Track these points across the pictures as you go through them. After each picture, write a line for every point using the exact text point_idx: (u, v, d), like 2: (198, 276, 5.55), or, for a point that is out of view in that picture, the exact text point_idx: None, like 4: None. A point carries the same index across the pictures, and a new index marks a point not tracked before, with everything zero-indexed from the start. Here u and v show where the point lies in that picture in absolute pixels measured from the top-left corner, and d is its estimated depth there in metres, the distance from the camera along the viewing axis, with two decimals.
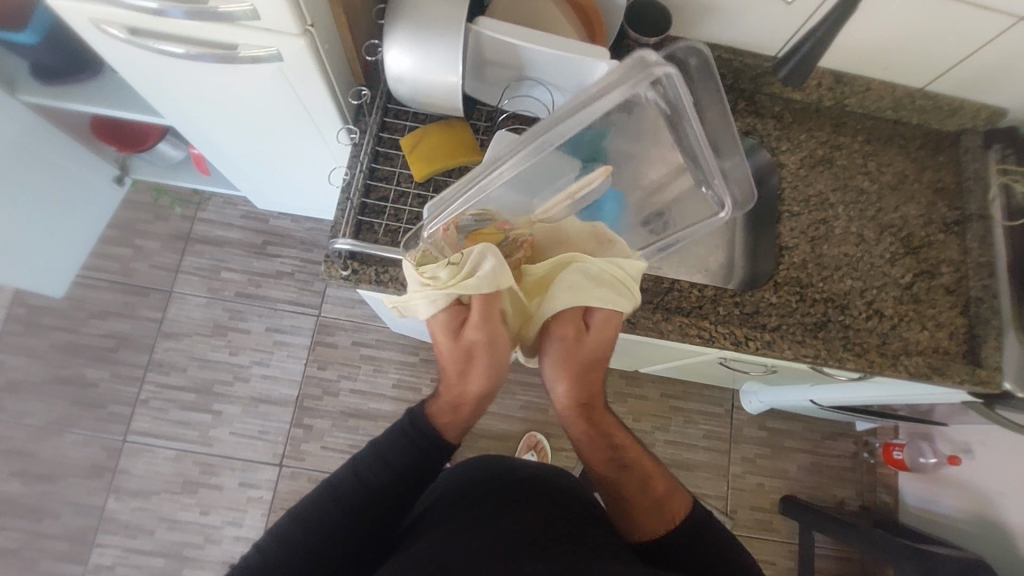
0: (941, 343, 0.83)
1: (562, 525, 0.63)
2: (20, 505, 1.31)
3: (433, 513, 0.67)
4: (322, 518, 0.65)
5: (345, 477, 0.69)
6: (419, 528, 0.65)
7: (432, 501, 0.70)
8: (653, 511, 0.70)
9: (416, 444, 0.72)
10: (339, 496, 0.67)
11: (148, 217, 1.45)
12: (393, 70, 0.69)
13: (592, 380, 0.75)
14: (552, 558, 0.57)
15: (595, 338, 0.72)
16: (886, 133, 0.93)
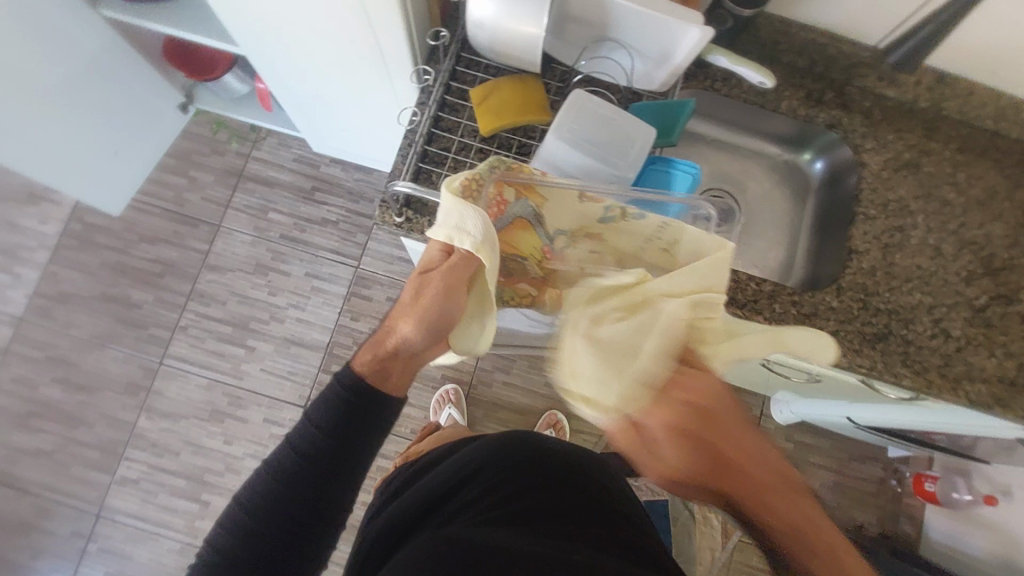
0: (1009, 373, 0.78)
1: (597, 517, 0.62)
2: (58, 410, 1.37)
3: (458, 498, 0.64)
4: (294, 480, 0.61)
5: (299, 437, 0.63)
6: (441, 515, 0.62)
7: (462, 477, 0.67)
8: None
9: (351, 410, 0.62)
10: (284, 478, 0.61)
11: (205, 149, 1.47)
12: (475, 14, 0.66)
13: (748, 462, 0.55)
14: (593, 554, 0.56)
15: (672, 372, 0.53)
16: (981, 144, 0.86)
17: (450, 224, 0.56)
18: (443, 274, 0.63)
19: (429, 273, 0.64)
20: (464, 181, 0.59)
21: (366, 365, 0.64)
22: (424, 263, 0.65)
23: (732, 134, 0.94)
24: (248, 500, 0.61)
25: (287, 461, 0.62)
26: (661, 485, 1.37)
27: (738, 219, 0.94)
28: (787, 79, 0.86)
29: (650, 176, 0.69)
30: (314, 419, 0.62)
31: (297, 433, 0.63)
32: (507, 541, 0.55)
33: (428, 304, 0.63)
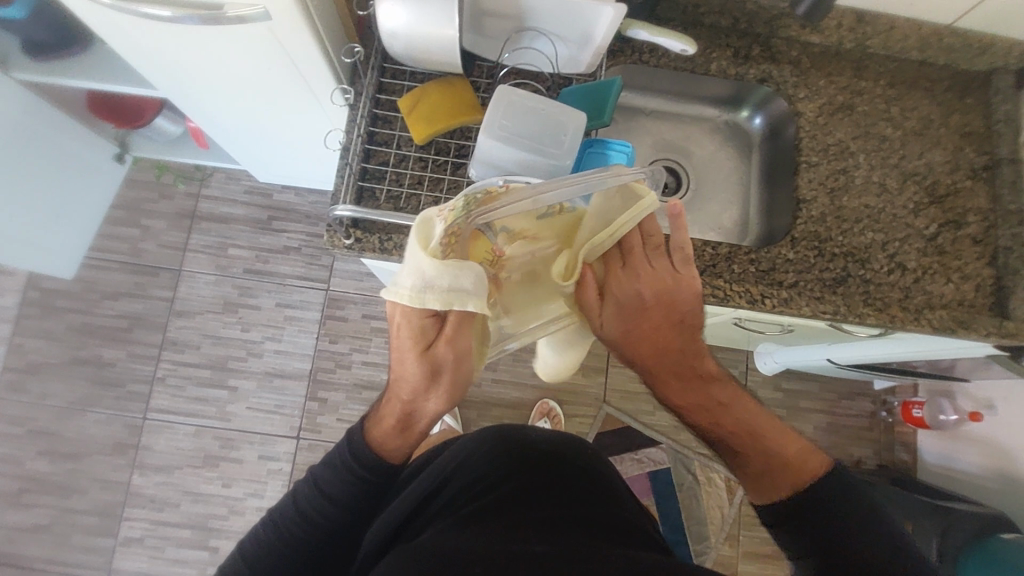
0: (967, 296, 0.80)
1: (570, 503, 0.63)
2: (49, 483, 1.34)
3: (440, 498, 0.68)
4: (295, 537, 0.65)
5: (302, 496, 0.66)
6: (426, 516, 0.66)
7: (443, 481, 0.70)
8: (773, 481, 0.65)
9: (357, 480, 0.64)
10: (286, 536, 0.65)
11: (153, 196, 1.44)
12: (388, 25, 0.66)
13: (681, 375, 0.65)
14: (561, 542, 0.56)
15: (657, 298, 0.62)
16: (911, 75, 0.88)
17: (446, 288, 0.48)
18: (451, 346, 0.54)
19: (433, 351, 0.54)
20: (442, 237, 0.50)
21: (387, 443, 0.62)
22: (418, 335, 0.53)
23: (670, 102, 0.94)
24: (252, 553, 0.65)
25: (292, 524, 0.65)
26: (661, 454, 1.39)
27: (689, 185, 0.94)
28: (712, 41, 0.85)
29: (589, 159, 0.68)
30: (319, 483, 0.65)
31: (301, 491, 0.67)
32: (485, 528, 0.58)
33: (450, 381, 0.56)
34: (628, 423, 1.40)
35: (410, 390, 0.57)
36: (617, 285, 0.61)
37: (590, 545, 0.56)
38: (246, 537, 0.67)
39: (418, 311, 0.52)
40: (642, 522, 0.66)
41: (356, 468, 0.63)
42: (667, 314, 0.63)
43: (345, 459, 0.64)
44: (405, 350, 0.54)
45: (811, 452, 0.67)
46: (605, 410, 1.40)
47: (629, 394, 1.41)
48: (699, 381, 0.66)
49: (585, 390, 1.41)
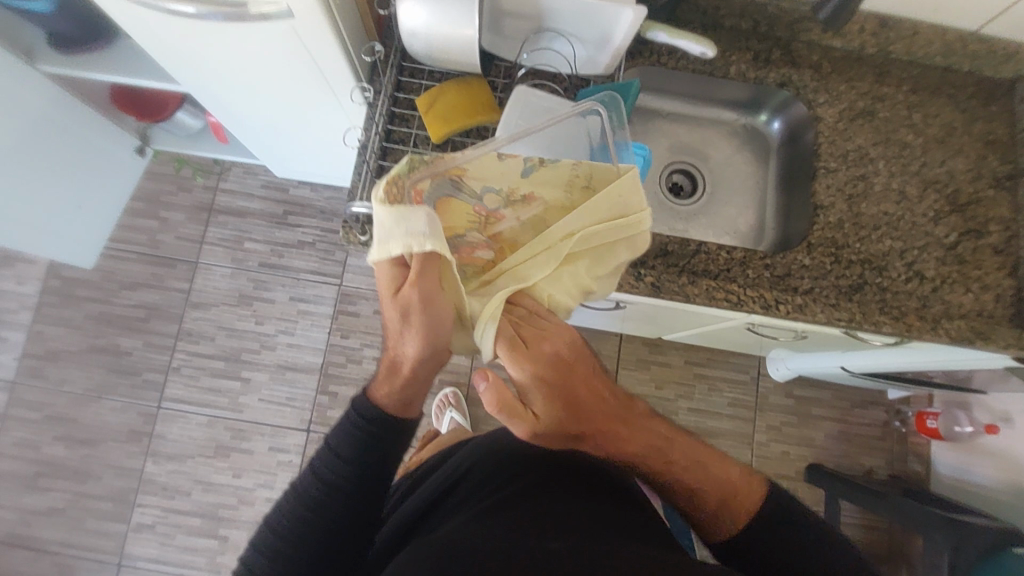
0: (986, 307, 0.78)
1: (588, 502, 0.64)
2: (65, 467, 1.37)
3: (458, 493, 0.69)
4: (319, 505, 0.62)
5: (321, 461, 0.64)
6: (443, 511, 0.67)
7: (462, 476, 0.71)
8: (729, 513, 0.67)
9: (371, 439, 0.62)
10: (308, 503, 0.63)
11: (171, 188, 1.46)
12: (407, 24, 0.66)
13: (622, 421, 0.62)
14: (579, 540, 0.57)
15: (575, 363, 0.57)
16: (933, 82, 0.86)
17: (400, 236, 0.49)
18: (421, 285, 0.52)
19: (401, 292, 0.53)
20: (387, 186, 0.49)
21: (386, 396, 0.61)
22: (389, 280, 0.53)
23: (688, 105, 0.94)
24: (279, 524, 0.63)
25: (313, 489, 0.63)
26: None
27: (704, 189, 0.93)
28: (732, 44, 0.84)
29: None
30: (335, 447, 0.63)
31: (317, 459, 0.64)
32: (502, 524, 0.59)
33: (423, 322, 0.54)
34: None
35: (390, 336, 0.56)
36: (546, 349, 0.55)
37: (607, 543, 0.56)
38: (269, 513, 0.65)
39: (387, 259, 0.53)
40: (656, 522, 0.66)
41: (370, 428, 0.62)
42: (590, 372, 0.58)
43: (353, 419, 0.62)
44: (382, 303, 0.54)
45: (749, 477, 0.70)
46: None
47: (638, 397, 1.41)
48: (635, 424, 0.63)
49: None
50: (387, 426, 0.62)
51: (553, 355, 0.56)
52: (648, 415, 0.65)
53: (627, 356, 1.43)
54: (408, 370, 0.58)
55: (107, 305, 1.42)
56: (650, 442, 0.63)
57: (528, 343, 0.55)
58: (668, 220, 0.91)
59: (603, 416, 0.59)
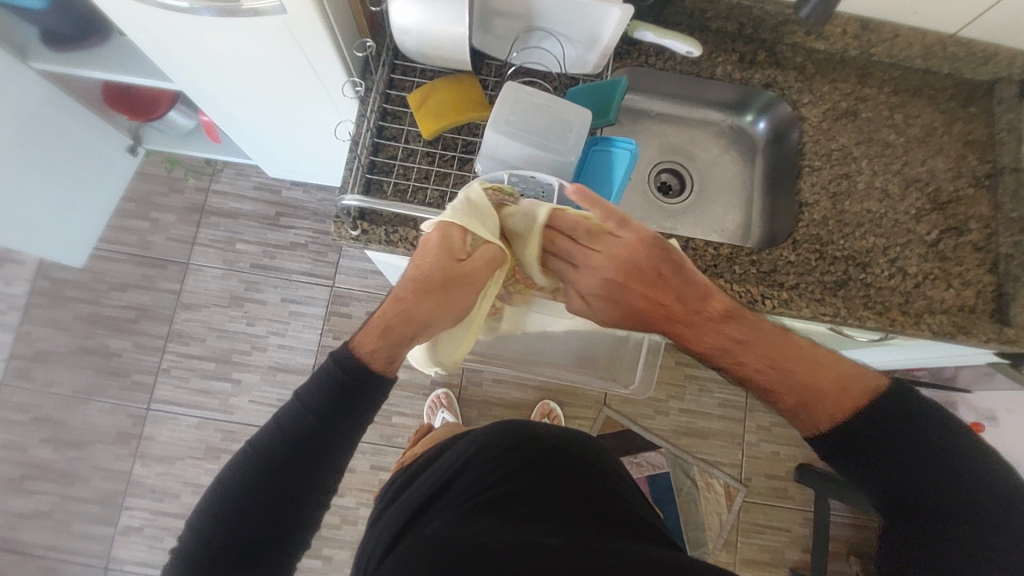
0: (968, 301, 0.80)
1: (581, 501, 0.64)
2: (52, 470, 1.36)
3: (450, 492, 0.68)
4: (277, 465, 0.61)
5: (286, 418, 0.62)
6: (434, 509, 0.66)
7: (454, 472, 0.70)
8: (819, 408, 0.60)
9: (343, 395, 0.60)
10: (265, 464, 0.61)
11: (164, 190, 1.46)
12: (399, 22, 0.67)
13: (685, 321, 0.66)
14: (571, 536, 0.57)
15: (630, 272, 0.66)
16: (914, 84, 0.89)
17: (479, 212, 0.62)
18: (463, 267, 0.63)
19: (460, 264, 0.63)
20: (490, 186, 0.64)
21: (372, 350, 0.61)
22: (451, 247, 0.62)
23: (677, 106, 0.96)
24: (227, 484, 0.61)
25: (269, 444, 0.62)
26: (660, 457, 1.40)
27: (693, 188, 0.95)
28: (718, 46, 0.86)
29: (594, 157, 0.70)
30: (302, 399, 0.61)
31: (283, 413, 0.62)
32: (495, 523, 0.59)
33: (457, 300, 0.63)
34: (628, 426, 1.41)
35: (417, 291, 0.62)
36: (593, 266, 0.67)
37: (601, 541, 0.57)
38: (218, 473, 0.63)
39: (461, 228, 0.63)
40: (648, 517, 0.67)
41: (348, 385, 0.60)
42: (648, 280, 0.66)
43: (330, 370, 0.60)
44: (424, 252, 0.63)
45: (856, 384, 0.60)
46: (605, 413, 1.41)
47: (629, 397, 1.42)
48: (702, 324, 0.65)
49: (586, 392, 1.42)
50: (368, 386, 0.61)
51: (602, 269, 0.66)
52: (722, 316, 0.64)
53: None
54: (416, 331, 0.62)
55: (96, 306, 1.41)
56: (717, 344, 0.65)
57: (577, 265, 0.68)
58: (657, 218, 0.92)
59: (657, 310, 0.67)
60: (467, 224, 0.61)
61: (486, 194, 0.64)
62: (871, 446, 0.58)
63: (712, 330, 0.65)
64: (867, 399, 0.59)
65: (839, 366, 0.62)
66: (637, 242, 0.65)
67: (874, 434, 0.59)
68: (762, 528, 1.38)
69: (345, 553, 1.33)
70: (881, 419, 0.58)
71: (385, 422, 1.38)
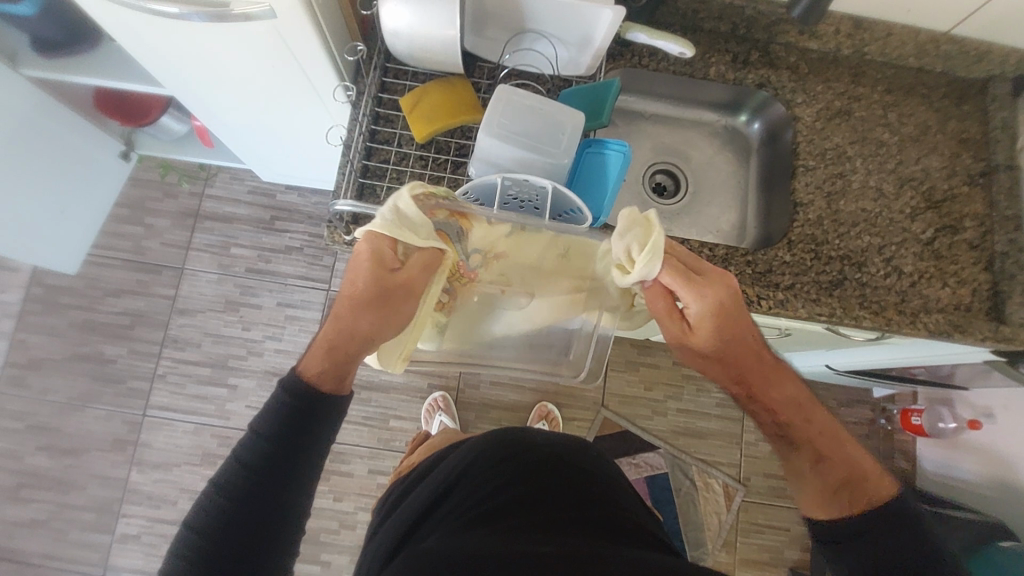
0: (964, 300, 0.80)
1: (578, 509, 0.64)
2: (47, 478, 1.35)
3: (446, 503, 0.67)
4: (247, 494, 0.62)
5: (244, 451, 0.63)
6: (432, 520, 0.66)
7: (451, 483, 0.70)
8: (834, 496, 0.61)
9: (294, 412, 0.62)
10: (234, 495, 0.62)
11: (158, 195, 1.45)
12: (390, 25, 0.67)
13: (749, 367, 0.64)
14: (567, 544, 0.57)
15: (720, 313, 0.61)
16: (908, 82, 0.89)
17: (410, 221, 0.59)
18: (399, 277, 0.61)
19: (391, 274, 0.61)
20: (424, 192, 0.60)
21: (319, 370, 0.63)
22: (380, 259, 0.61)
23: (671, 106, 0.95)
24: (198, 521, 0.61)
25: (232, 476, 0.63)
26: (658, 458, 1.39)
27: (687, 188, 0.95)
28: (711, 46, 0.86)
29: (587, 159, 0.70)
30: (256, 429, 0.63)
31: (240, 447, 0.64)
32: (488, 533, 0.58)
33: (399, 308, 0.63)
34: (626, 427, 1.40)
35: (351, 311, 0.62)
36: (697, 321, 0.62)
37: (595, 549, 0.56)
38: (190, 515, 0.63)
39: (388, 237, 0.61)
40: (649, 526, 0.66)
41: (298, 400, 0.62)
42: (733, 324, 0.62)
43: (279, 395, 0.63)
44: (356, 267, 0.61)
45: (879, 473, 0.62)
46: (603, 414, 1.41)
47: (627, 398, 1.42)
48: (773, 380, 0.65)
49: (584, 393, 1.42)
50: (317, 395, 0.63)
51: (695, 307, 0.61)
52: (785, 375, 0.65)
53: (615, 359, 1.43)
54: (358, 344, 0.63)
55: (90, 312, 1.41)
56: (784, 397, 0.64)
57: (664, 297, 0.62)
58: (653, 219, 0.92)
59: (740, 351, 0.64)
60: (401, 236, 0.57)
61: (419, 201, 0.60)
62: (864, 537, 0.58)
63: (779, 386, 0.65)
64: (880, 502, 0.59)
65: (863, 459, 0.63)
66: (721, 292, 0.61)
67: (883, 540, 0.57)
68: (762, 528, 1.38)
69: (343, 558, 1.33)
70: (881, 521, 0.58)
71: (382, 426, 1.38)
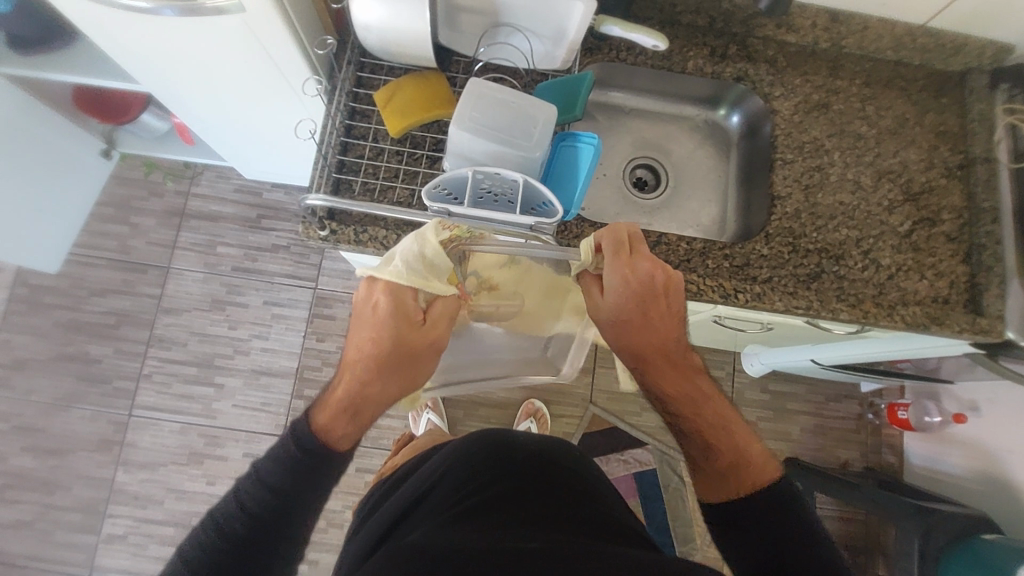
0: (941, 293, 0.80)
1: (562, 507, 0.64)
2: (32, 479, 1.35)
3: (425, 506, 0.67)
4: (243, 538, 0.62)
5: (244, 493, 0.63)
6: (412, 519, 0.65)
7: (431, 483, 0.70)
8: (720, 484, 0.68)
9: (302, 466, 0.63)
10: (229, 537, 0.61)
11: (143, 193, 1.45)
12: (361, 18, 0.67)
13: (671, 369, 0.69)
14: (549, 539, 0.56)
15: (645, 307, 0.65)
16: (886, 75, 0.89)
17: (428, 266, 0.61)
18: (424, 331, 0.63)
19: (416, 330, 0.63)
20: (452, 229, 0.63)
21: (331, 424, 0.64)
22: (404, 315, 0.62)
23: (651, 100, 0.95)
24: (190, 560, 0.61)
25: (227, 520, 0.62)
26: (647, 454, 1.40)
27: (669, 183, 0.95)
28: (688, 40, 0.86)
29: (561, 153, 0.70)
30: (261, 473, 0.63)
31: (241, 489, 0.64)
32: (469, 528, 0.58)
33: (422, 361, 0.65)
34: (615, 424, 1.40)
35: (364, 372, 0.62)
36: (613, 295, 0.65)
37: (580, 545, 0.56)
38: (181, 548, 0.63)
39: (410, 289, 0.62)
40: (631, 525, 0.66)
41: (307, 457, 0.63)
42: (657, 317, 0.66)
43: (287, 447, 0.63)
44: (376, 323, 0.61)
45: (766, 461, 0.69)
46: (592, 410, 1.41)
47: (616, 395, 1.42)
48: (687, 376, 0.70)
49: (573, 390, 1.42)
50: (325, 455, 0.64)
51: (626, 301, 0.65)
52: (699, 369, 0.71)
53: (604, 355, 1.43)
54: (374, 402, 0.64)
55: (75, 312, 1.40)
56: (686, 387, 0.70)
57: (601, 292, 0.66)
58: (634, 213, 0.92)
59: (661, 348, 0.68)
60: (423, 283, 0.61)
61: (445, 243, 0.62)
62: (736, 526, 0.67)
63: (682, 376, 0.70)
64: (759, 488, 0.67)
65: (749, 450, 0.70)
66: (639, 293, 0.64)
67: (747, 522, 0.66)
68: None
69: (331, 557, 1.32)
70: (757, 506, 0.66)
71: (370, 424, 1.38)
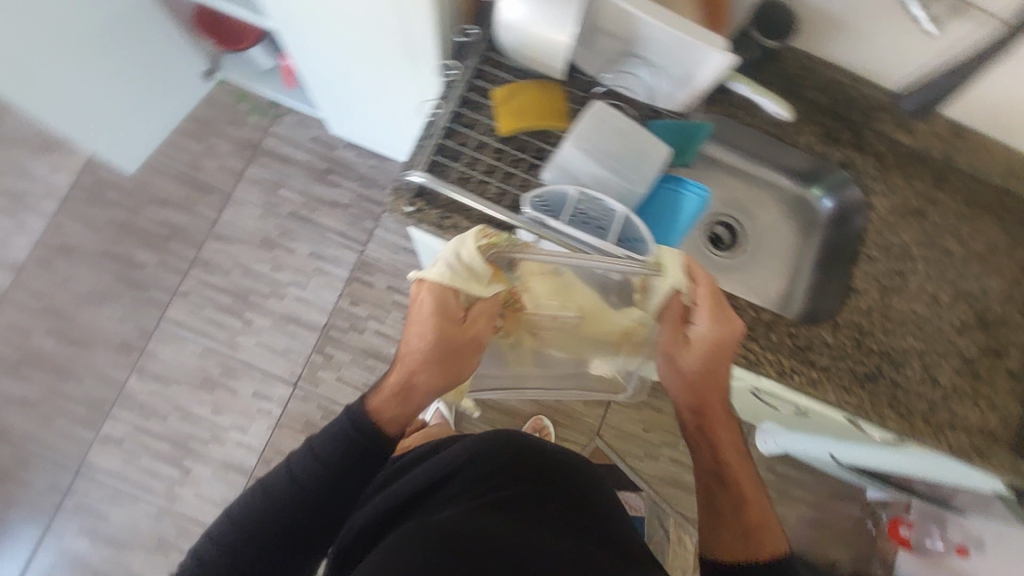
0: (993, 427, 0.78)
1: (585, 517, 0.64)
2: (50, 362, 1.38)
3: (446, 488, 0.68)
4: (289, 507, 0.63)
5: (300, 468, 0.65)
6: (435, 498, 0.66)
7: (451, 467, 0.67)
8: (737, 538, 0.67)
9: (354, 448, 0.64)
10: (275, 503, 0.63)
11: (225, 119, 1.48)
12: (507, 17, 0.68)
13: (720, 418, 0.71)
14: (572, 548, 0.57)
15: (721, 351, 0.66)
16: (989, 200, 0.88)
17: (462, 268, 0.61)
18: (466, 327, 0.64)
19: (461, 326, 0.63)
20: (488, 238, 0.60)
21: (386, 410, 0.65)
22: (448, 312, 0.62)
23: (747, 162, 0.95)
24: (239, 516, 0.64)
25: (279, 486, 0.64)
26: (639, 501, 1.38)
27: (746, 246, 0.95)
28: (804, 115, 0.87)
29: (662, 193, 0.71)
30: (317, 449, 0.65)
31: (296, 459, 0.66)
32: (505, 520, 0.59)
33: (466, 353, 0.65)
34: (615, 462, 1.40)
35: (413, 359, 0.64)
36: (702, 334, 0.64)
37: (601, 560, 0.56)
38: (233, 504, 0.65)
39: (449, 289, 0.62)
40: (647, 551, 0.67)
41: (360, 441, 0.64)
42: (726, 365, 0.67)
43: (346, 426, 0.64)
44: (420, 319, 0.62)
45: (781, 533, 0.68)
46: (596, 443, 1.40)
47: (623, 434, 1.41)
48: (727, 428, 0.72)
49: (583, 418, 1.41)
50: (373, 444, 0.65)
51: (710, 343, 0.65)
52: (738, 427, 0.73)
53: None
54: (423, 389, 0.65)
55: (132, 214, 1.44)
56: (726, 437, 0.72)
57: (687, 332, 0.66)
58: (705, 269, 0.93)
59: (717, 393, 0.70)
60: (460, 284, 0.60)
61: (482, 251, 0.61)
62: None
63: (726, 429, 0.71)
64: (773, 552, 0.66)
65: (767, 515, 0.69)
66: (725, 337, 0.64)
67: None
68: None
69: None
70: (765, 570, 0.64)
71: None
